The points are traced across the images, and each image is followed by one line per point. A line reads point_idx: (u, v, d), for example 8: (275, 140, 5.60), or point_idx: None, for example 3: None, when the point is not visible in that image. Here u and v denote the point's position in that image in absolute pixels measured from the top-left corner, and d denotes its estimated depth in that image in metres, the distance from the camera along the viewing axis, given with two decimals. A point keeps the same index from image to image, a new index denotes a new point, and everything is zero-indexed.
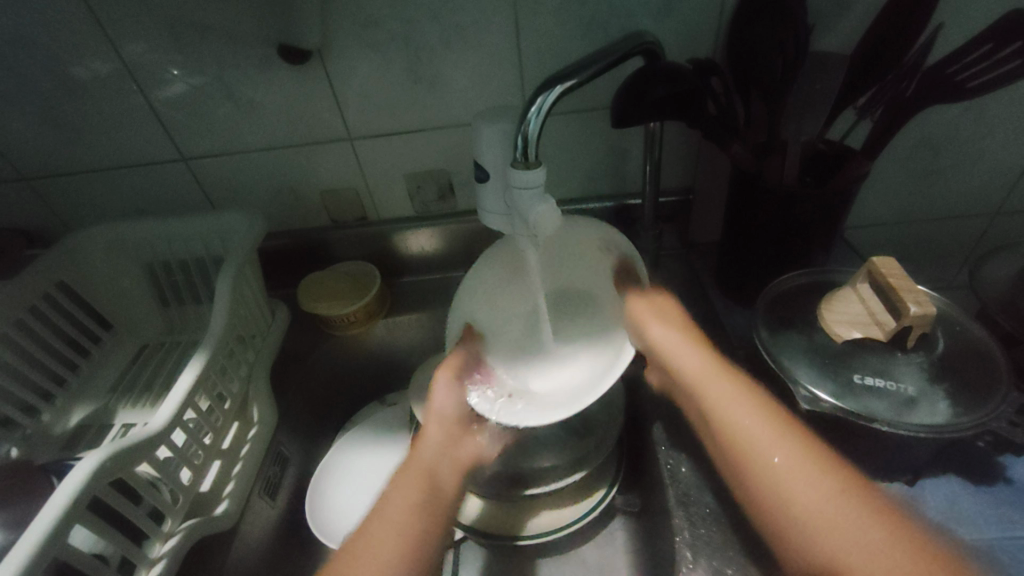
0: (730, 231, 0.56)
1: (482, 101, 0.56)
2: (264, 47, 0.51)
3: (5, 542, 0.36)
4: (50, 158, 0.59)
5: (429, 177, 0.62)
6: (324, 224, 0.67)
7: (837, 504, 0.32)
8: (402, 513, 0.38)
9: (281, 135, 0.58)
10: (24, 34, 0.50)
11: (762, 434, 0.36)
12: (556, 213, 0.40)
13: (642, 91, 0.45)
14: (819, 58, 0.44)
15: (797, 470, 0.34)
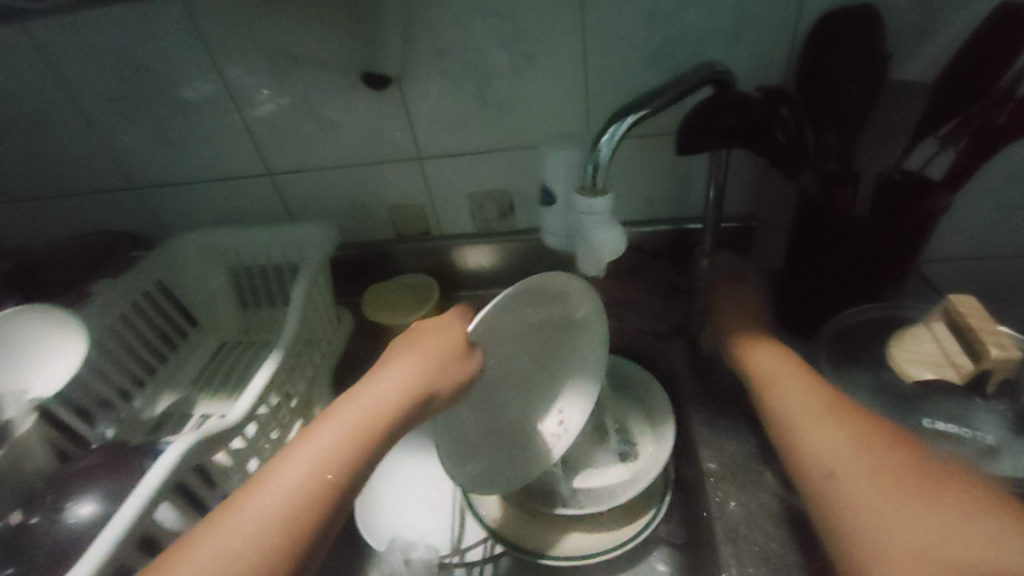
0: (793, 262, 0.55)
1: (547, 125, 0.57)
2: (347, 74, 0.56)
3: (103, 511, 0.40)
4: (157, 170, 0.66)
5: (491, 196, 0.65)
6: (389, 237, 0.71)
7: (870, 484, 0.32)
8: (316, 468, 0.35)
9: (357, 154, 0.62)
10: (146, 61, 0.57)
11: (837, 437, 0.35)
12: (620, 239, 0.41)
13: (710, 120, 0.46)
14: (896, 89, 0.47)
15: (861, 487, 0.32)
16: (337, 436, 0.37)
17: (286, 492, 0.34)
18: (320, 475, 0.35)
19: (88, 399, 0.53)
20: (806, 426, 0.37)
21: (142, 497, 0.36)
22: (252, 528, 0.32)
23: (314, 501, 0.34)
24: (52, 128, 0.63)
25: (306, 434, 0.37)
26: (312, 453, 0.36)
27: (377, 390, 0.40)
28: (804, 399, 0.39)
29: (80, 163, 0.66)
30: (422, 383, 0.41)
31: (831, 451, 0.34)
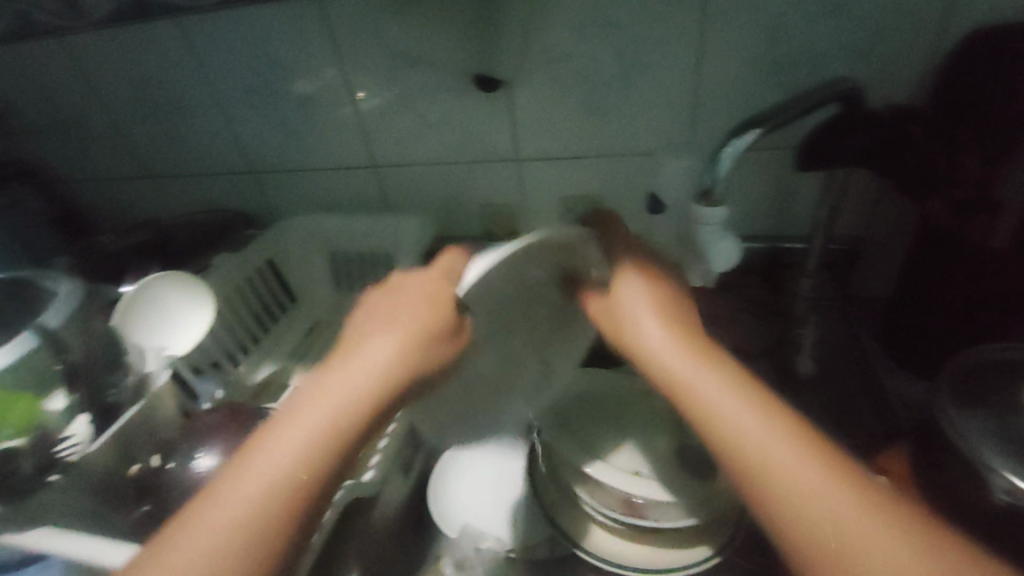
0: (909, 287, 0.51)
1: (650, 134, 0.57)
2: (461, 76, 0.58)
3: None
4: (274, 157, 0.71)
5: (584, 201, 0.65)
6: (477, 235, 0.72)
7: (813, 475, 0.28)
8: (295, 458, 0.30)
9: (459, 153, 0.65)
10: (277, 57, 0.62)
11: (733, 407, 0.31)
12: (736, 250, 0.41)
13: (839, 133, 0.43)
14: None
15: (769, 448, 0.29)
16: (311, 424, 0.31)
17: (262, 490, 0.29)
18: (301, 474, 0.30)
19: (202, 359, 0.58)
20: (732, 423, 0.30)
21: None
22: (228, 521, 0.28)
23: (282, 497, 0.29)
24: (190, 113, 0.70)
25: (282, 423, 0.31)
26: (290, 444, 0.30)
27: (359, 372, 0.33)
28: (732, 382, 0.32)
29: (210, 146, 0.72)
30: (411, 362, 0.33)
31: (894, 498, 0.27)
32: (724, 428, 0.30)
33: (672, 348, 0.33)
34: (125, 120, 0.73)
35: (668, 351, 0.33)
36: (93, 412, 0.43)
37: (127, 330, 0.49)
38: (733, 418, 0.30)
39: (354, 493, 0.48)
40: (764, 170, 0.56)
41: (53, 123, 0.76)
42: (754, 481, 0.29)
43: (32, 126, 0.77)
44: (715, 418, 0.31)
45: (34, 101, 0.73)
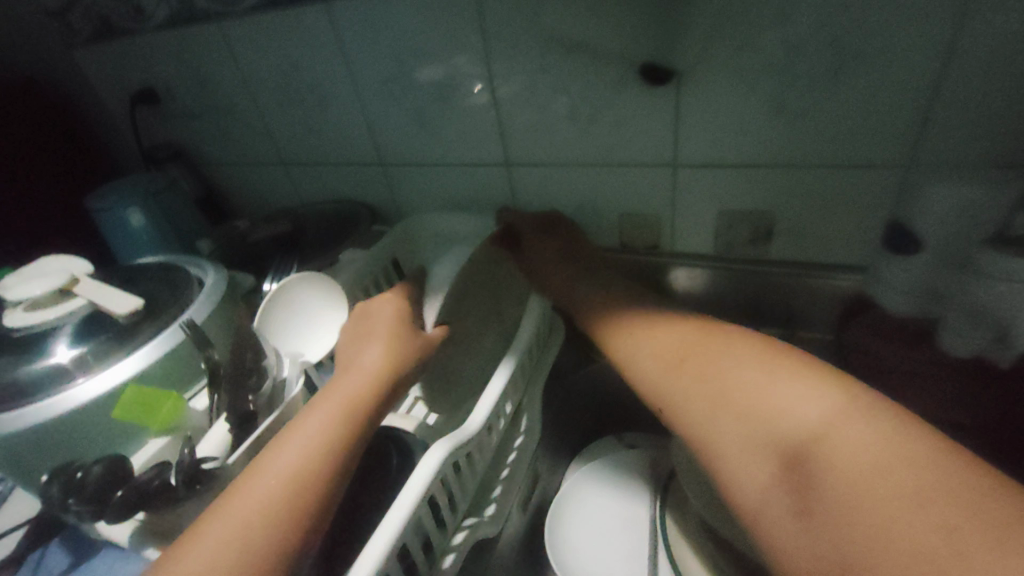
0: None
1: (856, 142, 0.47)
2: (623, 69, 0.51)
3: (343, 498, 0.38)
4: (404, 150, 0.69)
5: (748, 217, 0.55)
6: (611, 245, 0.65)
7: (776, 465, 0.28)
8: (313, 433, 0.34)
9: (605, 155, 0.58)
10: (420, 46, 0.58)
11: (714, 423, 0.32)
12: None
13: None
14: None
15: (747, 455, 0.29)
16: (325, 412, 0.36)
17: (275, 479, 0.31)
18: (305, 453, 0.33)
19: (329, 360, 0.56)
20: (715, 441, 0.31)
21: (410, 502, 0.33)
22: (265, 489, 0.31)
23: (315, 469, 0.32)
24: (328, 103, 0.68)
25: (285, 440, 0.34)
26: (304, 434, 0.34)
27: (364, 368, 0.40)
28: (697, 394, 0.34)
29: (343, 137, 0.71)
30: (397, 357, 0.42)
31: (810, 438, 0.27)
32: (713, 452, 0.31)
33: (663, 352, 0.38)
34: (266, 108, 0.74)
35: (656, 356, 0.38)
36: (232, 422, 0.40)
37: (265, 333, 0.47)
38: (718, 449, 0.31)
39: (477, 535, 0.43)
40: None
41: (203, 109, 0.79)
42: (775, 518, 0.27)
43: (186, 112, 0.81)
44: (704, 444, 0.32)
45: (188, 87, 0.77)
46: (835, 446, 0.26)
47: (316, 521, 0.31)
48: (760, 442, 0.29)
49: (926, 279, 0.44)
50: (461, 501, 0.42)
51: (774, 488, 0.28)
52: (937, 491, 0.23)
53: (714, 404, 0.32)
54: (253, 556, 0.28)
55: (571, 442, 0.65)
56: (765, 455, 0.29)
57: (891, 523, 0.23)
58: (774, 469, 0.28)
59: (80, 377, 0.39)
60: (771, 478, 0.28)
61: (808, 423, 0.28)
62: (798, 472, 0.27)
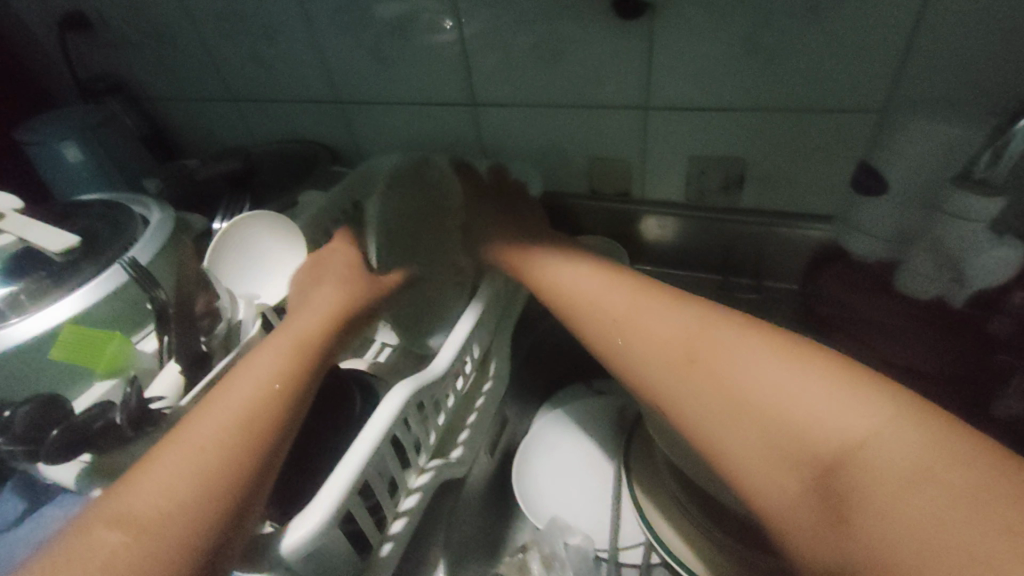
0: None
1: (828, 86, 0.46)
2: (595, 0, 0.48)
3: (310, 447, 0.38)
4: (365, 87, 0.65)
5: (719, 163, 0.55)
6: (582, 191, 0.64)
7: (734, 414, 0.27)
8: (261, 376, 0.33)
9: (575, 95, 0.55)
10: None
11: (660, 371, 0.31)
12: (1012, 256, 0.41)
13: None
14: None
15: (702, 404, 0.28)
16: (270, 353, 0.35)
17: (228, 418, 0.31)
18: (257, 395, 0.32)
19: None
20: (675, 396, 0.30)
21: (372, 441, 0.33)
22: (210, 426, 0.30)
23: (263, 408, 0.32)
24: (279, 32, 0.63)
25: (229, 381, 0.33)
26: (250, 374, 0.33)
27: (313, 312, 0.40)
28: (640, 338, 0.33)
29: (298, 70, 0.66)
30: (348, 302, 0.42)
31: (779, 390, 0.26)
32: (672, 407, 0.30)
33: (592, 284, 0.38)
34: (210, 36, 0.67)
35: (587, 286, 0.38)
36: (182, 364, 0.38)
37: (217, 275, 0.45)
38: (677, 404, 0.30)
39: (442, 475, 0.43)
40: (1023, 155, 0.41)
41: (141, 36, 0.72)
42: (733, 469, 0.27)
43: (121, 39, 0.73)
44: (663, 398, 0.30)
45: (122, 10, 0.69)
46: (805, 398, 0.25)
47: (268, 461, 0.31)
48: (728, 395, 0.27)
49: (894, 218, 0.45)
50: (426, 442, 0.42)
51: (732, 434, 0.27)
52: (905, 434, 0.22)
53: (678, 357, 0.30)
54: (203, 489, 0.28)
55: (539, 387, 0.66)
56: (733, 408, 0.27)
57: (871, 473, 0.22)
58: (745, 419, 0.27)
59: (14, 316, 0.37)
60: (743, 433, 0.26)
61: (773, 375, 0.27)
62: (771, 423, 0.25)
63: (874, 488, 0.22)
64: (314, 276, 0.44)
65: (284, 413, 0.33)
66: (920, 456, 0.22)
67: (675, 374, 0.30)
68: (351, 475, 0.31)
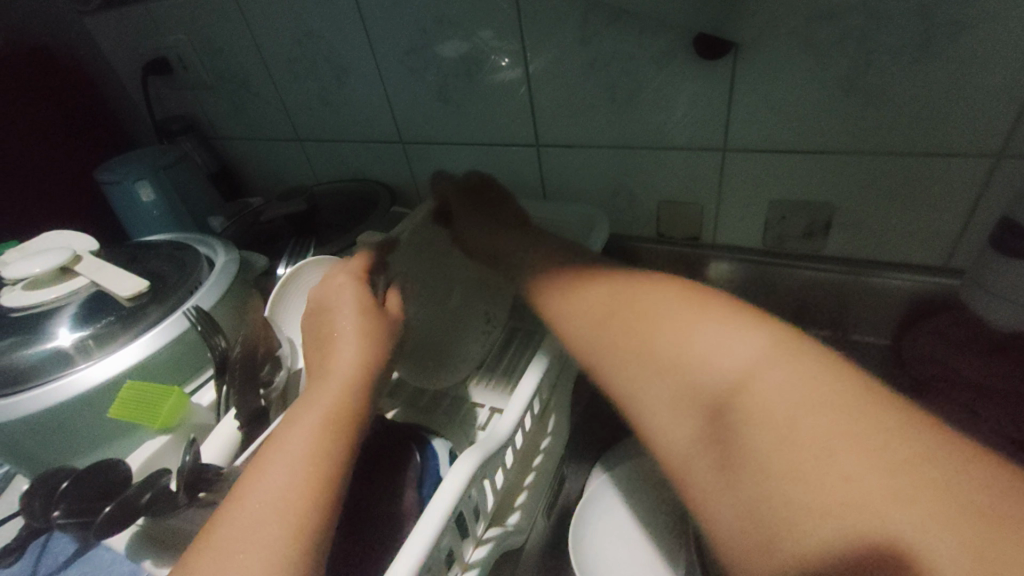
0: None
1: (937, 127, 0.41)
2: (672, 39, 0.46)
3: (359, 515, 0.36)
4: (427, 128, 0.64)
5: (803, 209, 0.50)
6: (647, 234, 0.61)
7: (691, 417, 0.27)
8: (292, 457, 0.30)
9: (645, 136, 0.53)
10: (447, 12, 0.53)
11: (633, 378, 0.30)
12: None
13: None
14: None
15: (663, 409, 0.28)
16: (304, 425, 0.32)
17: (265, 511, 0.28)
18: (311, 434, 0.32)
19: None
20: (643, 404, 0.29)
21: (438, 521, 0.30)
22: (248, 524, 0.28)
23: (305, 494, 0.29)
24: (346, 75, 0.64)
25: (261, 466, 0.30)
26: (282, 454, 0.31)
27: (346, 349, 0.37)
28: (614, 342, 0.32)
29: (362, 112, 0.67)
30: (375, 354, 0.38)
31: (719, 364, 0.27)
32: (637, 413, 0.30)
33: (580, 295, 0.36)
34: (280, 80, 0.70)
35: (577, 297, 0.36)
36: (239, 419, 0.36)
37: (278, 321, 0.44)
38: (640, 408, 0.30)
39: (500, 547, 0.40)
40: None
41: (216, 80, 0.75)
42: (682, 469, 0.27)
43: (197, 84, 0.77)
44: (634, 404, 0.30)
45: (200, 57, 0.73)
46: (764, 391, 0.24)
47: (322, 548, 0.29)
48: (685, 386, 0.27)
49: None
50: (484, 512, 0.39)
51: (682, 431, 0.27)
52: (829, 406, 0.23)
53: (620, 338, 0.32)
54: None
55: (597, 441, 0.62)
56: (695, 407, 0.27)
57: (814, 462, 0.21)
58: (701, 426, 0.26)
59: (83, 362, 0.37)
60: (695, 427, 0.27)
61: (727, 357, 0.27)
62: (719, 412, 0.26)
63: (831, 517, 0.20)
64: (327, 318, 0.40)
65: (342, 450, 0.32)
66: (920, 466, 0.20)
67: (643, 384, 0.29)
68: (410, 563, 0.28)
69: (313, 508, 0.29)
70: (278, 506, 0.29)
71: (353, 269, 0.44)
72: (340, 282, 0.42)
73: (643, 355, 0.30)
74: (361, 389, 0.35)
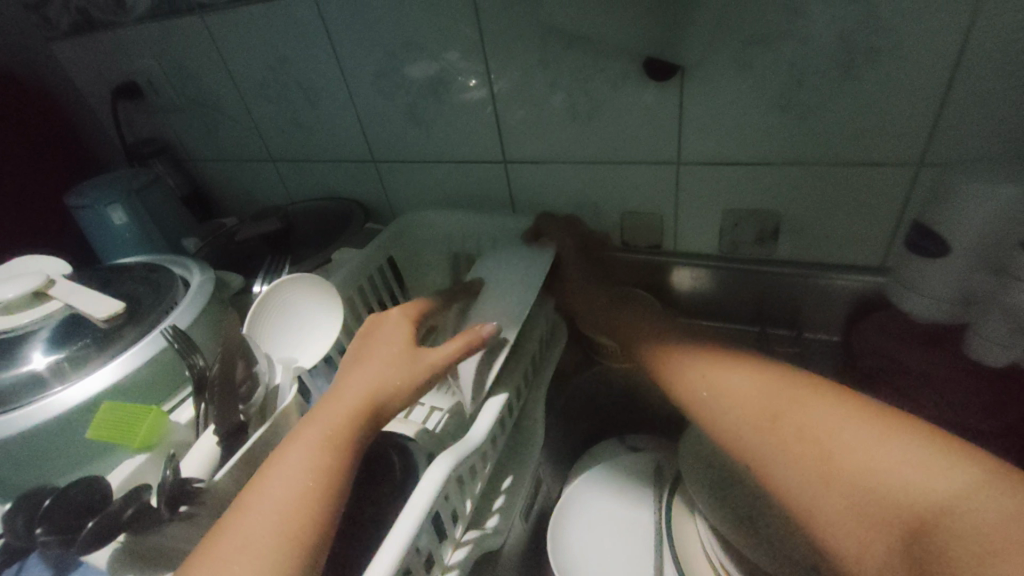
0: None
1: (863, 140, 0.46)
2: (625, 62, 0.49)
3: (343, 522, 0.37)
4: (398, 147, 0.67)
5: (753, 217, 0.54)
6: (613, 244, 0.64)
7: (846, 508, 0.28)
8: (297, 471, 0.32)
9: (606, 151, 0.56)
10: (414, 38, 0.56)
11: (780, 465, 0.32)
12: None
13: None
14: None
15: (833, 505, 0.29)
16: (312, 441, 0.34)
17: (263, 523, 0.30)
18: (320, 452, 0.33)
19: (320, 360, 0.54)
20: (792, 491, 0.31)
21: (415, 520, 0.32)
22: (247, 536, 0.29)
23: (302, 510, 0.30)
24: (317, 97, 0.66)
25: (264, 480, 0.32)
26: (286, 468, 0.32)
27: (367, 374, 0.39)
28: (745, 410, 0.35)
29: (335, 132, 0.69)
30: (399, 378, 0.39)
31: (868, 456, 0.29)
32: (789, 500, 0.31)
33: (707, 370, 0.39)
34: (252, 103, 0.71)
35: (708, 372, 0.39)
36: (218, 434, 0.37)
37: (256, 338, 0.45)
38: (789, 496, 0.31)
39: (480, 548, 0.42)
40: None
41: (187, 104, 0.76)
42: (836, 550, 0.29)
43: (168, 107, 0.78)
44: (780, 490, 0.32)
45: (170, 81, 0.74)
46: (931, 485, 0.26)
47: (313, 565, 0.30)
48: (825, 473, 0.30)
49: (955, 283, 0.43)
50: (463, 515, 0.41)
51: (864, 535, 0.28)
52: (972, 484, 0.25)
53: (763, 420, 0.34)
54: None
55: (573, 444, 0.64)
56: (854, 501, 0.28)
57: (1008, 549, 0.23)
58: (873, 525, 0.27)
59: (58, 385, 0.37)
60: (874, 532, 0.27)
61: (880, 450, 0.29)
62: (881, 506, 0.27)
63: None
64: (373, 347, 0.42)
65: (342, 467, 0.33)
66: None
67: (787, 468, 0.31)
68: (390, 560, 0.30)
69: (310, 522, 0.30)
70: (278, 522, 0.30)
71: (405, 308, 0.47)
72: (397, 320, 0.45)
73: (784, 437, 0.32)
74: (369, 410, 0.36)
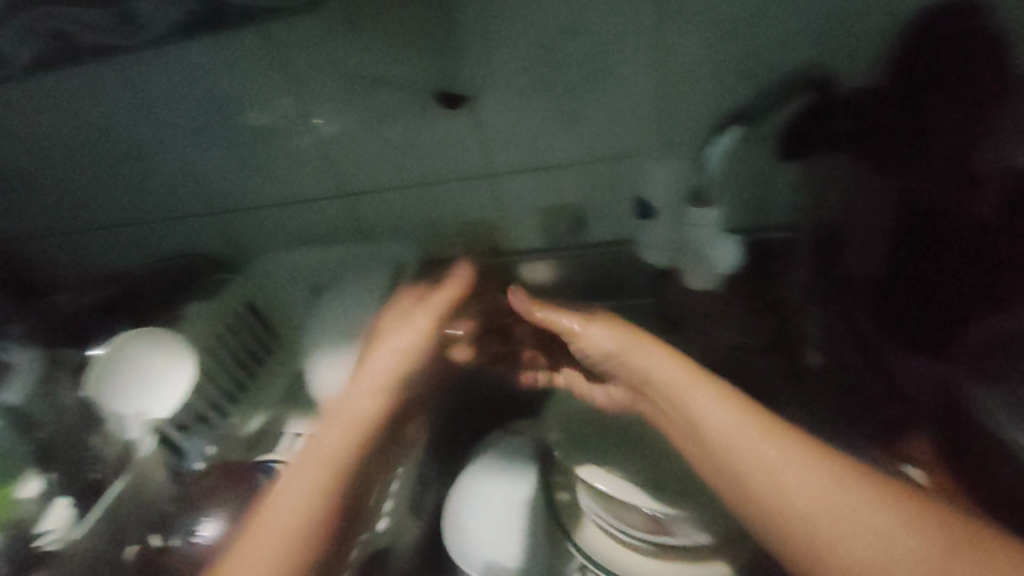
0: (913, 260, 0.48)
1: (621, 137, 0.57)
2: (422, 96, 0.57)
3: None
4: (238, 197, 0.68)
5: (564, 211, 0.64)
6: (460, 253, 0.70)
7: (795, 522, 0.41)
8: (284, 517, 0.43)
9: (431, 173, 0.63)
10: (224, 95, 0.59)
11: (725, 478, 0.44)
12: (726, 250, 0.53)
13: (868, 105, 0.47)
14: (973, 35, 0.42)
15: (787, 520, 0.41)
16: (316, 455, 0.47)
17: (288, 513, 0.44)
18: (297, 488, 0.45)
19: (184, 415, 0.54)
20: (755, 505, 0.42)
21: None
22: (281, 524, 0.43)
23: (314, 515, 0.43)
24: (140, 160, 0.66)
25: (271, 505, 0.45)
26: (297, 482, 0.45)
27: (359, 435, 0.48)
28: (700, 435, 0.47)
29: (171, 191, 0.69)
30: (338, 459, 0.47)
31: (794, 490, 0.42)
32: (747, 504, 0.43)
33: (652, 366, 0.52)
34: (70, 175, 0.69)
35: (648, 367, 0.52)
36: None
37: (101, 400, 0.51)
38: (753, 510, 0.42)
39: None
40: (763, 179, 0.56)
41: None
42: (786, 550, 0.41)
43: None
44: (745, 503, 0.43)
45: None
46: (806, 494, 0.41)
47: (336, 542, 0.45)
48: (749, 486, 0.43)
49: (665, 231, 0.55)
50: (345, 519, 0.44)
51: (799, 549, 0.40)
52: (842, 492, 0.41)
53: (701, 451, 0.46)
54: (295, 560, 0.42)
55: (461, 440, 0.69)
56: (790, 518, 0.41)
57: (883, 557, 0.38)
58: (799, 543, 0.40)
59: None
60: (801, 545, 0.40)
61: (795, 486, 0.42)
62: (809, 534, 0.40)
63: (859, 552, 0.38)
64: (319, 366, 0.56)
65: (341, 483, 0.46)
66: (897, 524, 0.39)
67: (751, 473, 0.43)
68: None
69: (322, 542, 0.43)
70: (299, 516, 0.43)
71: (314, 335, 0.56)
72: (333, 347, 0.57)
73: (736, 463, 0.44)
74: (331, 470, 0.46)
